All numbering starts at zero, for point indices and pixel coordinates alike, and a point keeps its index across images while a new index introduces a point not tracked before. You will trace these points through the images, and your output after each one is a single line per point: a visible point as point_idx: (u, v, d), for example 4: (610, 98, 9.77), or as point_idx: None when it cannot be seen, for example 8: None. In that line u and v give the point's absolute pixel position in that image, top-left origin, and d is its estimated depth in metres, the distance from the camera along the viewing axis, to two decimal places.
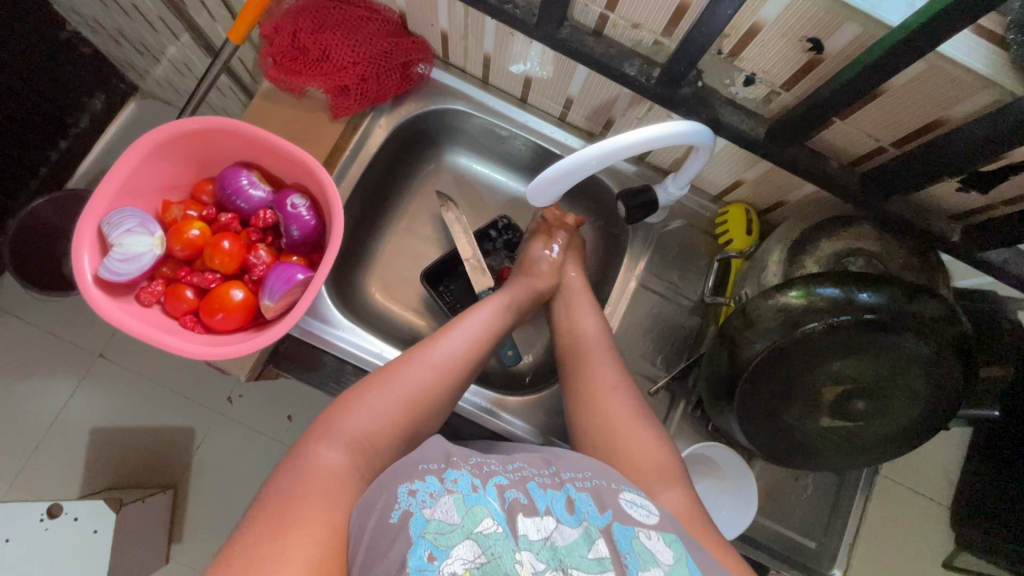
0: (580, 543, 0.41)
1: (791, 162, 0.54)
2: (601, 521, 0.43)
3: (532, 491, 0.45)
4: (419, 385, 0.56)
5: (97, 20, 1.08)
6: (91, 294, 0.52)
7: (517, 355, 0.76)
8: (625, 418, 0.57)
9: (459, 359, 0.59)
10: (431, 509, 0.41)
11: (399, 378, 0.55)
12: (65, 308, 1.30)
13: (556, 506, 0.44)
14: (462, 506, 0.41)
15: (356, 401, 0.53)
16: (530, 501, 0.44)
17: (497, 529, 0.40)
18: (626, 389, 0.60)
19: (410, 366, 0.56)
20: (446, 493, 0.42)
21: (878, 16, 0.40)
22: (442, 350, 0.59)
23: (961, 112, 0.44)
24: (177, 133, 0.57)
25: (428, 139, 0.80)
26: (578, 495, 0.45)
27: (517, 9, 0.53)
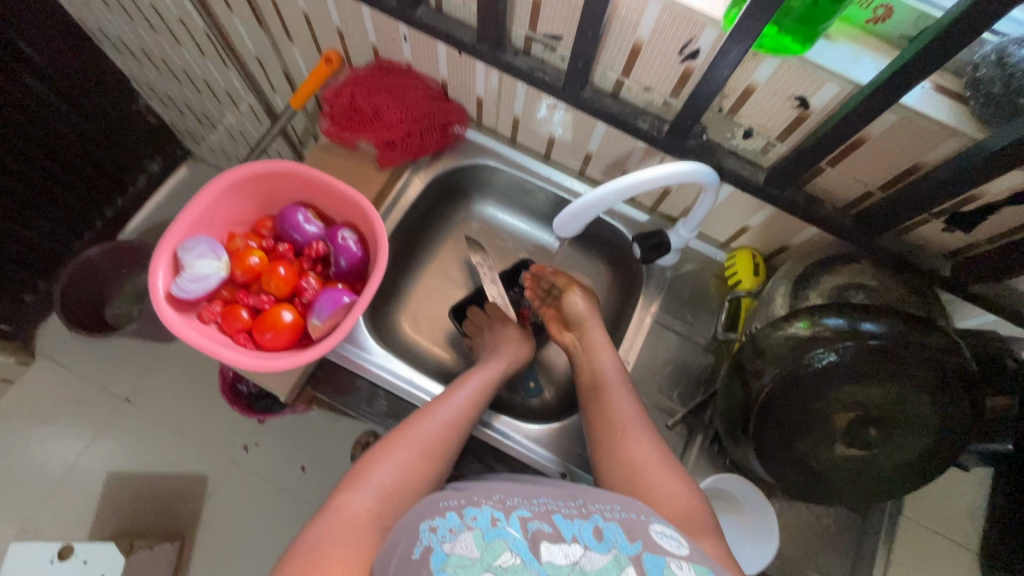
0: (609, 569, 0.41)
1: (788, 203, 0.61)
2: (632, 550, 0.42)
3: (557, 521, 0.45)
4: (435, 435, 0.58)
5: (168, 94, 1.25)
6: (162, 308, 0.58)
7: (539, 386, 0.83)
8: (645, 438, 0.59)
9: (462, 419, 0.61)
10: (450, 544, 0.42)
11: (414, 434, 0.57)
12: (101, 353, 1.36)
13: (583, 535, 0.44)
14: (481, 541, 0.42)
15: (383, 453, 0.55)
16: (554, 530, 0.44)
17: (518, 560, 0.41)
18: (640, 409, 0.63)
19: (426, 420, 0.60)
20: (466, 529, 0.43)
21: (852, 76, 0.47)
22: (448, 408, 0.61)
23: (935, 156, 0.51)
24: (248, 175, 0.66)
25: (460, 191, 0.89)
26: (606, 525, 0.45)
27: (545, 76, 0.63)
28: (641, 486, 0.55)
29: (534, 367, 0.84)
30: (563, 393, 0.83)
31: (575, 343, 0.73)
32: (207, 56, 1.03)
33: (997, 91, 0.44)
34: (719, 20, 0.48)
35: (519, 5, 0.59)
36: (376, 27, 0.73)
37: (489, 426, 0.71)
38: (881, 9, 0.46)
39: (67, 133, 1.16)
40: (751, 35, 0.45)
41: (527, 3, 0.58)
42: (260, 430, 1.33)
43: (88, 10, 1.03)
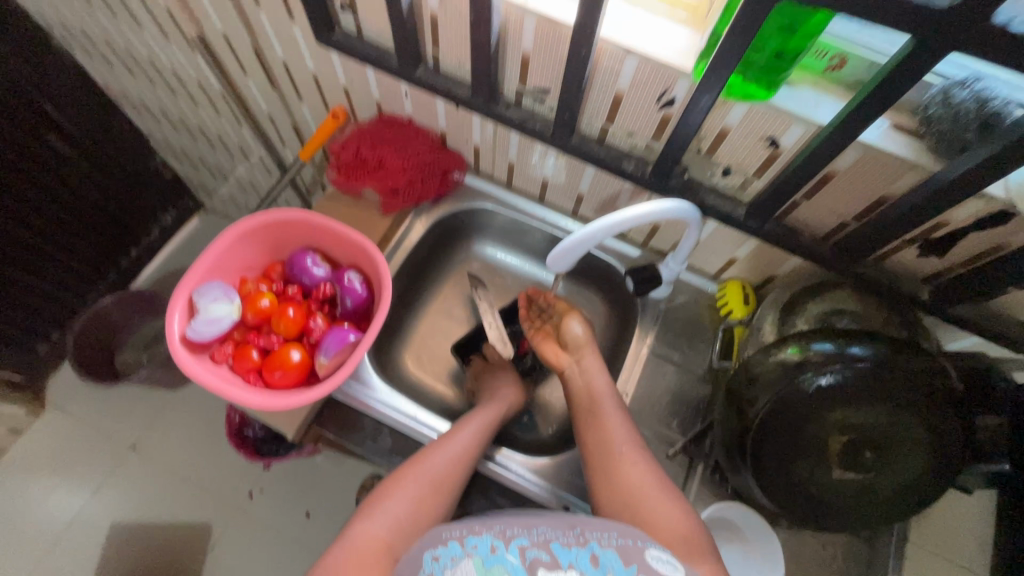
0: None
1: (769, 235, 0.65)
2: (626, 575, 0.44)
3: (555, 550, 0.46)
4: (446, 468, 0.60)
5: (183, 150, 1.32)
6: (177, 351, 0.61)
7: (531, 421, 0.86)
8: (644, 465, 0.60)
9: (469, 453, 0.63)
10: (451, 572, 0.44)
11: (428, 465, 0.59)
12: (110, 401, 1.39)
13: (580, 561, 0.45)
14: (481, 568, 0.44)
15: (396, 486, 0.57)
16: (552, 558, 0.45)
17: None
18: (636, 435, 0.64)
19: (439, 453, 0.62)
20: (466, 556, 0.45)
21: (815, 118, 0.52)
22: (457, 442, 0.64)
23: (900, 188, 0.54)
24: (260, 223, 0.70)
25: (460, 233, 0.93)
26: (603, 552, 0.46)
27: (535, 126, 0.68)
28: (638, 510, 0.56)
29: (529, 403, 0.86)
30: (565, 426, 0.84)
31: (570, 367, 0.74)
32: (222, 115, 1.11)
33: (947, 128, 0.48)
34: (689, 71, 0.53)
35: (509, 63, 0.65)
36: (380, 85, 0.79)
37: (491, 460, 0.73)
38: (836, 58, 0.49)
39: (87, 189, 1.23)
40: (717, 84, 0.50)
41: (516, 62, 0.64)
42: (265, 475, 1.33)
43: (113, 76, 1.12)
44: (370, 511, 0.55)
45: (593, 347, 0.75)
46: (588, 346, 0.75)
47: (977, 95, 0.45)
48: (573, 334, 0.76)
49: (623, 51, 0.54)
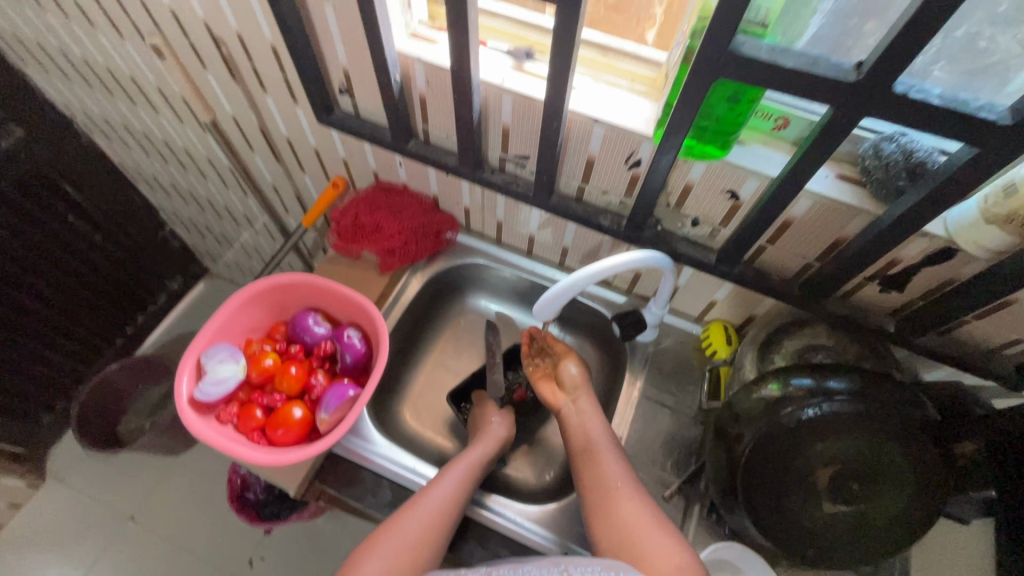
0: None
1: (739, 278, 0.69)
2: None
3: None
4: (421, 524, 0.61)
5: (192, 220, 1.40)
6: (185, 412, 0.65)
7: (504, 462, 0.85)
8: (638, 505, 0.61)
9: (448, 506, 0.64)
10: None
11: (401, 526, 0.60)
12: (111, 469, 1.39)
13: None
14: None
15: (373, 547, 0.58)
16: None
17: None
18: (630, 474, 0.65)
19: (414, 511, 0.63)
20: None
21: (766, 173, 0.58)
22: (433, 497, 0.64)
23: (852, 231, 0.59)
24: (264, 287, 0.75)
25: (454, 288, 0.98)
26: None
27: (518, 188, 0.75)
28: (633, 549, 0.57)
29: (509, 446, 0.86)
30: (564, 472, 0.85)
31: (569, 404, 0.76)
32: (229, 188, 1.19)
33: (882, 176, 0.53)
34: (650, 135, 0.60)
35: (490, 134, 0.72)
36: (376, 157, 0.86)
37: (483, 507, 0.73)
38: (780, 120, 0.57)
39: (98, 261, 1.30)
40: (673, 148, 0.56)
41: (496, 133, 0.71)
42: (264, 541, 1.31)
43: (128, 155, 1.21)
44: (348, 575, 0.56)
45: (588, 389, 0.78)
46: (585, 389, 0.78)
47: (903, 148, 0.52)
48: (569, 375, 0.79)
49: (590, 121, 0.61)
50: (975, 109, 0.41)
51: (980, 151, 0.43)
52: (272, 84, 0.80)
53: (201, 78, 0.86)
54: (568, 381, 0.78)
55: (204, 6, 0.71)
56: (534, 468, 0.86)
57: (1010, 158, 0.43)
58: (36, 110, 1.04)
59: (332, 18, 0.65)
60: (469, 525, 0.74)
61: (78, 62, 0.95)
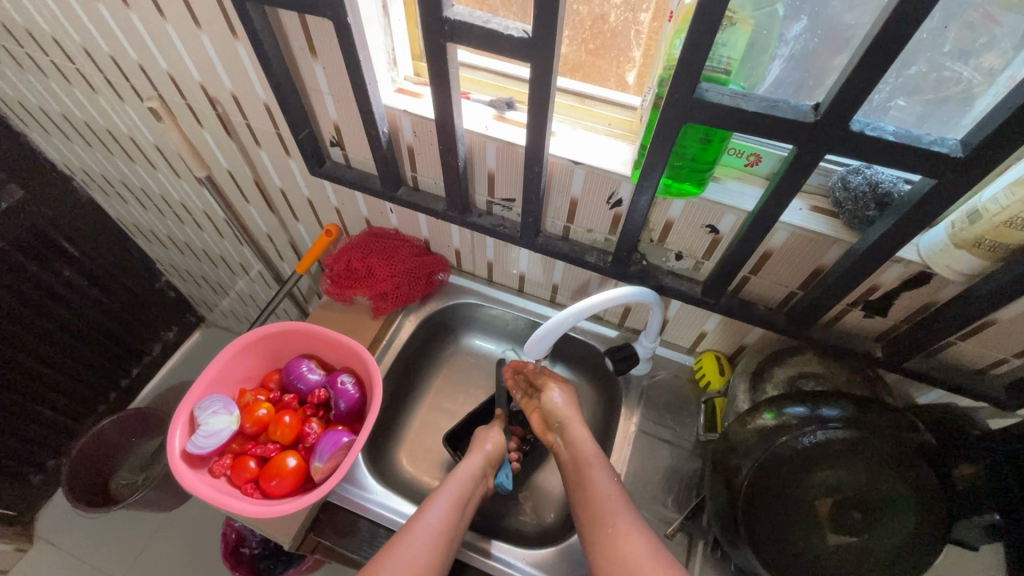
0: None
1: (726, 309, 0.71)
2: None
3: None
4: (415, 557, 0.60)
5: (188, 270, 1.42)
6: (177, 466, 0.64)
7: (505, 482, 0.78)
8: (643, 545, 0.59)
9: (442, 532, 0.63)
10: None
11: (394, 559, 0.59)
12: (101, 529, 1.35)
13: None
14: None
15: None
16: None
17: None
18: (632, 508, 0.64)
19: (407, 541, 0.61)
20: None
21: (742, 207, 0.60)
22: (425, 523, 0.63)
23: (830, 259, 0.61)
24: (258, 336, 0.76)
25: (448, 328, 0.99)
26: None
27: (505, 229, 0.77)
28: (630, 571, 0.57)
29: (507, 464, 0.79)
30: (564, 513, 0.83)
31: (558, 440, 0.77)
32: (225, 238, 1.21)
33: (853, 208, 0.55)
34: (628, 175, 0.62)
35: (477, 179, 0.74)
36: (367, 204, 0.89)
37: (489, 555, 0.72)
38: (752, 156, 0.60)
39: (94, 314, 1.31)
40: (651, 188, 0.58)
41: (482, 177, 0.74)
42: None
43: (125, 210, 1.24)
44: None
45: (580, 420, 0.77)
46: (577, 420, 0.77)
47: (868, 180, 0.55)
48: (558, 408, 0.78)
49: (571, 164, 0.64)
50: (928, 143, 0.44)
51: (939, 181, 0.45)
52: (265, 139, 0.83)
53: (197, 136, 0.90)
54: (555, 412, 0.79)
55: (200, 69, 0.74)
56: (536, 508, 0.85)
57: (968, 188, 0.45)
58: (37, 170, 1.08)
59: (322, 77, 0.69)
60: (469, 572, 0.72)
61: (78, 125, 0.99)
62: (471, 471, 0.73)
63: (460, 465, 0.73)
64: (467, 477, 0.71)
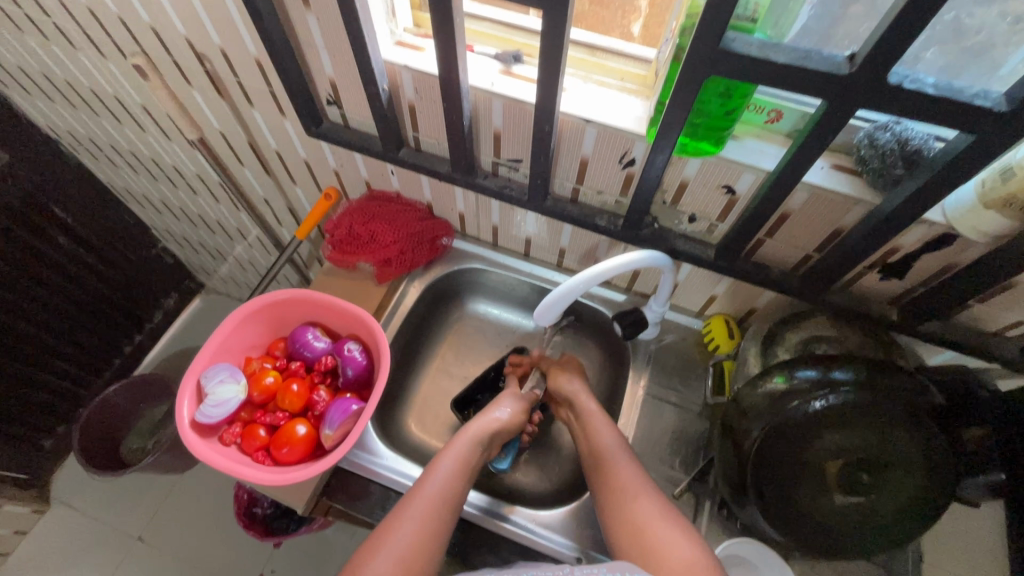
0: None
1: (740, 272, 0.69)
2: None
3: None
4: (422, 521, 0.59)
5: (184, 236, 1.39)
6: (186, 434, 0.64)
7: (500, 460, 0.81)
8: (643, 495, 0.63)
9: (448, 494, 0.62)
10: None
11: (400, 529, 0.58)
12: (116, 491, 1.38)
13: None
14: None
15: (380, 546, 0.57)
16: None
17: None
18: (640, 468, 0.66)
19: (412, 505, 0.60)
20: None
21: (762, 166, 0.57)
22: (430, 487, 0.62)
23: (850, 220, 0.59)
24: (263, 304, 0.75)
25: (454, 294, 0.98)
26: None
27: (512, 191, 0.74)
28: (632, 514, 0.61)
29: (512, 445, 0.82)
30: (572, 472, 0.85)
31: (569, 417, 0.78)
32: (220, 202, 1.18)
33: (878, 165, 0.53)
34: (642, 134, 0.59)
35: (482, 139, 0.71)
36: (367, 167, 0.86)
37: (506, 519, 0.72)
38: (773, 113, 0.57)
39: (91, 281, 1.29)
40: (667, 147, 0.55)
41: (487, 138, 0.70)
42: (274, 556, 1.31)
43: (116, 174, 1.20)
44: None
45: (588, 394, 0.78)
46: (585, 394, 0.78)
47: (898, 137, 0.52)
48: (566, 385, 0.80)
49: (582, 123, 0.61)
50: (969, 96, 0.41)
51: (977, 137, 0.43)
52: (258, 97, 0.80)
53: (186, 95, 0.85)
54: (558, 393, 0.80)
55: (184, 21, 0.69)
56: (545, 470, 0.86)
57: (1009, 144, 0.43)
58: (21, 133, 1.03)
59: (316, 29, 0.64)
60: (480, 534, 0.74)
61: (60, 84, 0.94)
62: (474, 435, 0.70)
63: (467, 427, 0.71)
64: (473, 441, 0.69)
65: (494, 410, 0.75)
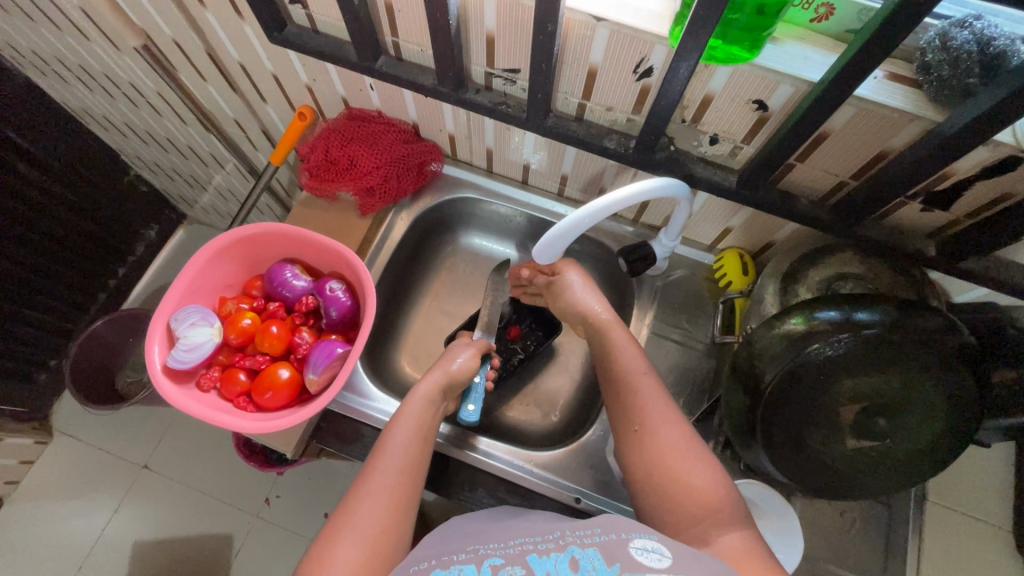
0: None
1: (763, 203, 0.62)
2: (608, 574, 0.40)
3: (531, 562, 0.42)
4: (388, 496, 0.52)
5: (156, 162, 1.28)
6: (159, 381, 0.60)
7: (473, 412, 0.72)
8: (664, 418, 0.57)
9: (411, 462, 0.56)
10: None
11: (362, 508, 0.50)
12: (117, 423, 1.38)
13: (558, 569, 0.41)
14: None
15: (342, 530, 0.49)
16: (527, 572, 0.41)
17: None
18: (661, 389, 0.60)
19: (372, 479, 0.53)
20: None
21: (805, 76, 0.48)
22: (389, 456, 0.55)
23: (898, 143, 0.51)
24: (232, 240, 0.68)
25: (447, 225, 0.90)
26: (583, 553, 0.42)
27: (510, 109, 0.65)
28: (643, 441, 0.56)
29: (473, 390, 0.73)
30: (572, 411, 0.82)
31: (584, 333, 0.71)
32: (188, 125, 1.06)
33: (947, 74, 0.44)
34: (665, 36, 0.49)
35: (473, 43, 0.60)
36: (343, 80, 0.75)
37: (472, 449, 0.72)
38: (822, 7, 0.47)
39: (61, 212, 1.20)
40: (696, 52, 0.46)
41: (479, 42, 0.60)
42: (278, 483, 1.34)
43: (69, 93, 1.07)
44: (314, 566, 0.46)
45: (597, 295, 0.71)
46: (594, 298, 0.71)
47: (978, 36, 0.43)
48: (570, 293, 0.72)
49: (592, 22, 0.50)
50: None
51: None
52: None
53: None
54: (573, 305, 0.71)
55: None
56: (544, 409, 0.84)
57: None
58: None
59: None
60: (478, 475, 0.72)
61: None
62: (427, 393, 0.63)
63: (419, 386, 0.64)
64: (427, 401, 0.62)
65: (448, 362, 0.68)
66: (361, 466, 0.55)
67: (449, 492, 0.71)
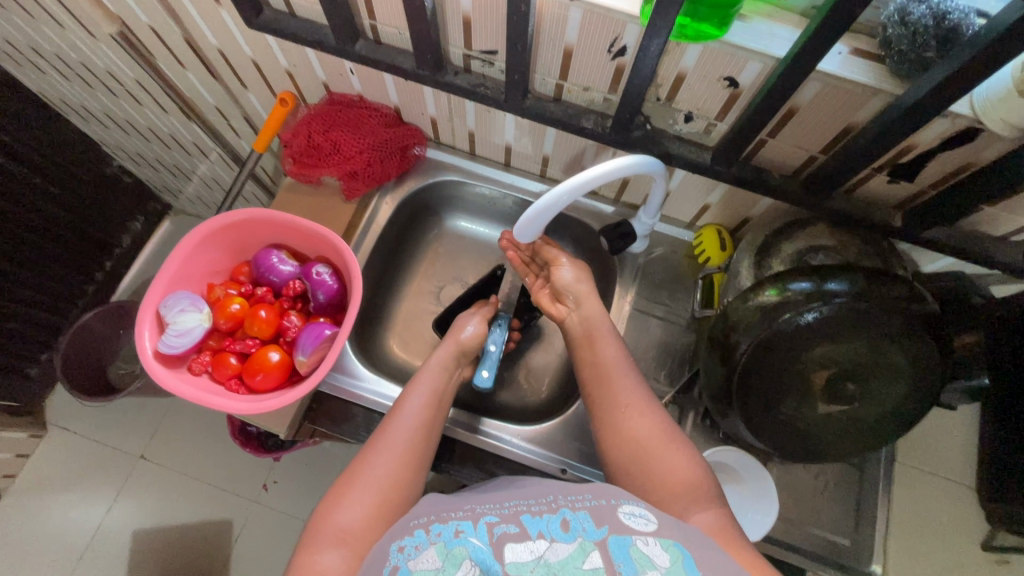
0: (574, 557, 0.40)
1: (737, 178, 0.64)
2: (597, 535, 0.42)
3: (525, 521, 0.44)
4: (400, 451, 0.55)
5: (138, 152, 1.27)
6: (151, 366, 0.61)
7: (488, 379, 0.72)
8: (639, 405, 0.59)
9: (423, 422, 0.59)
10: (415, 561, 0.41)
11: (377, 459, 0.53)
12: (111, 415, 1.39)
13: (550, 528, 0.43)
14: (444, 551, 0.41)
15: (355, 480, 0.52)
16: (521, 530, 0.43)
17: (478, 569, 0.39)
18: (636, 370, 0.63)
19: (386, 436, 0.56)
20: (430, 544, 0.42)
21: (771, 52, 0.49)
22: (404, 416, 0.58)
23: (863, 116, 0.53)
24: (220, 225, 0.69)
25: (432, 209, 0.91)
26: (574, 515, 0.44)
27: (488, 90, 0.66)
28: (619, 411, 0.60)
29: (488, 356, 0.74)
30: (558, 387, 0.85)
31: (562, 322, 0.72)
32: (170, 114, 1.05)
33: (907, 48, 0.46)
34: (637, 15, 0.50)
35: (451, 26, 0.61)
36: (323, 65, 0.75)
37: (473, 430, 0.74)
38: None
39: (45, 205, 1.19)
40: (665, 30, 0.47)
41: (456, 24, 0.60)
42: (274, 469, 1.36)
43: (47, 84, 1.06)
44: (327, 511, 0.49)
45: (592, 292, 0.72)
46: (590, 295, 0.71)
47: (933, 11, 0.44)
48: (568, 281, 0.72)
49: (565, 2, 0.51)
50: None
51: None
52: None
53: None
54: (561, 287, 0.72)
55: None
56: (531, 386, 0.86)
57: None
58: None
59: None
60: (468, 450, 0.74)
61: None
62: (440, 363, 0.67)
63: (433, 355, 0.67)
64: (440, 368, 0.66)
65: (459, 334, 0.71)
66: (377, 426, 0.58)
67: (441, 467, 0.73)
